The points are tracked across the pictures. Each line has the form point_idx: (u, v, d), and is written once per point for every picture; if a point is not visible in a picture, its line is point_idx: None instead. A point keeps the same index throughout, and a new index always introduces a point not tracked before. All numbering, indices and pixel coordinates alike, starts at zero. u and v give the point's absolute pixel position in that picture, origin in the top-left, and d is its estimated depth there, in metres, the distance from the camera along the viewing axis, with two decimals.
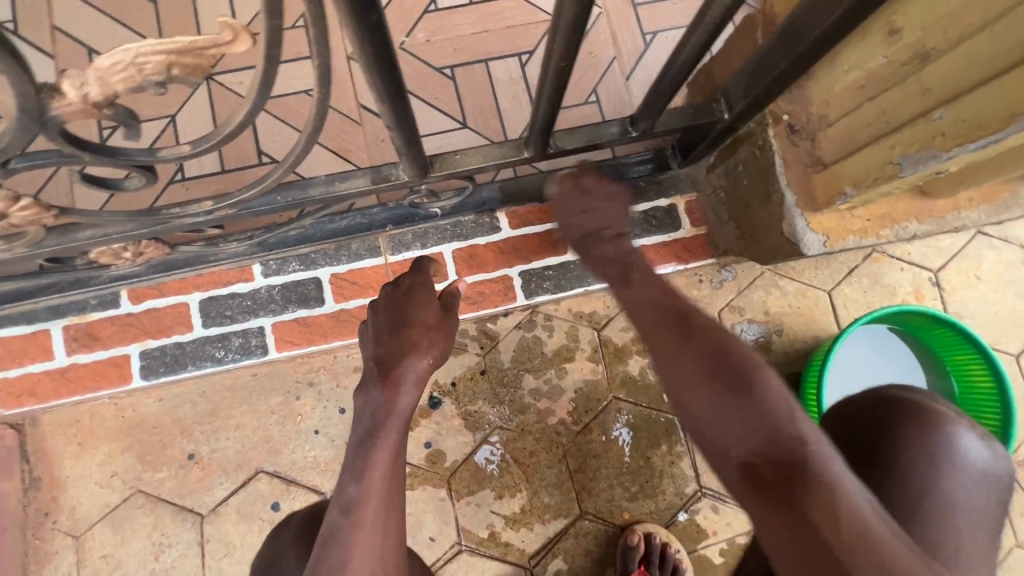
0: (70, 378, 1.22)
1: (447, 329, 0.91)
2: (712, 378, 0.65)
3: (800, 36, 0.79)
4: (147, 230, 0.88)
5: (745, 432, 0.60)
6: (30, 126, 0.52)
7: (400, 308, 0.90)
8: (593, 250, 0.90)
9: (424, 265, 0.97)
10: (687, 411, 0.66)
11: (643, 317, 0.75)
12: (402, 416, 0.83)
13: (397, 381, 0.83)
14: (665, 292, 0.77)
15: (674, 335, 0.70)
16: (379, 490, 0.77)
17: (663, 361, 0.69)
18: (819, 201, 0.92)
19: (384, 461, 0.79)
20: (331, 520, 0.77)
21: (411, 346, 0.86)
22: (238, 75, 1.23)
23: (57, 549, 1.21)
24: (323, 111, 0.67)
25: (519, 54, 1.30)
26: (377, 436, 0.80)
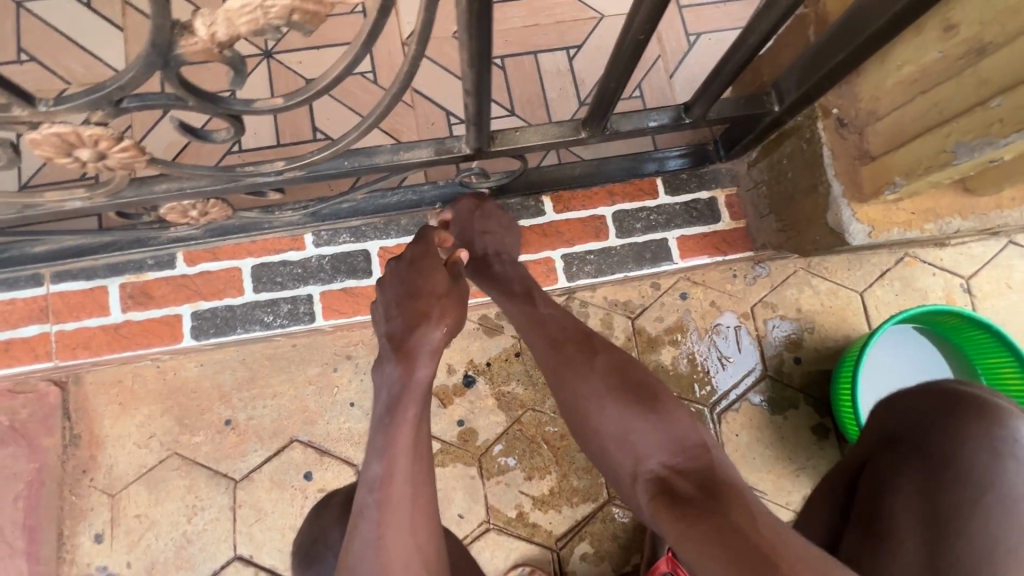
0: (123, 334, 1.24)
1: (459, 295, 0.90)
2: (621, 399, 0.82)
3: (859, 30, 0.82)
4: (218, 188, 0.91)
5: (652, 442, 0.78)
6: (156, 62, 0.56)
7: (410, 281, 0.90)
8: (491, 271, 1.03)
9: (429, 236, 0.96)
10: (588, 425, 0.84)
11: (547, 349, 0.91)
12: (421, 384, 0.82)
13: (413, 353, 0.83)
14: (558, 328, 0.92)
15: (578, 364, 0.87)
16: (403, 465, 0.78)
17: (568, 383, 0.86)
18: (866, 190, 0.95)
19: (404, 437, 0.79)
20: (362, 502, 0.78)
21: (432, 314, 0.85)
22: (296, 55, 1.29)
23: (93, 507, 1.23)
24: (414, 69, 0.69)
25: (567, 48, 1.34)
26: (397, 413, 0.80)
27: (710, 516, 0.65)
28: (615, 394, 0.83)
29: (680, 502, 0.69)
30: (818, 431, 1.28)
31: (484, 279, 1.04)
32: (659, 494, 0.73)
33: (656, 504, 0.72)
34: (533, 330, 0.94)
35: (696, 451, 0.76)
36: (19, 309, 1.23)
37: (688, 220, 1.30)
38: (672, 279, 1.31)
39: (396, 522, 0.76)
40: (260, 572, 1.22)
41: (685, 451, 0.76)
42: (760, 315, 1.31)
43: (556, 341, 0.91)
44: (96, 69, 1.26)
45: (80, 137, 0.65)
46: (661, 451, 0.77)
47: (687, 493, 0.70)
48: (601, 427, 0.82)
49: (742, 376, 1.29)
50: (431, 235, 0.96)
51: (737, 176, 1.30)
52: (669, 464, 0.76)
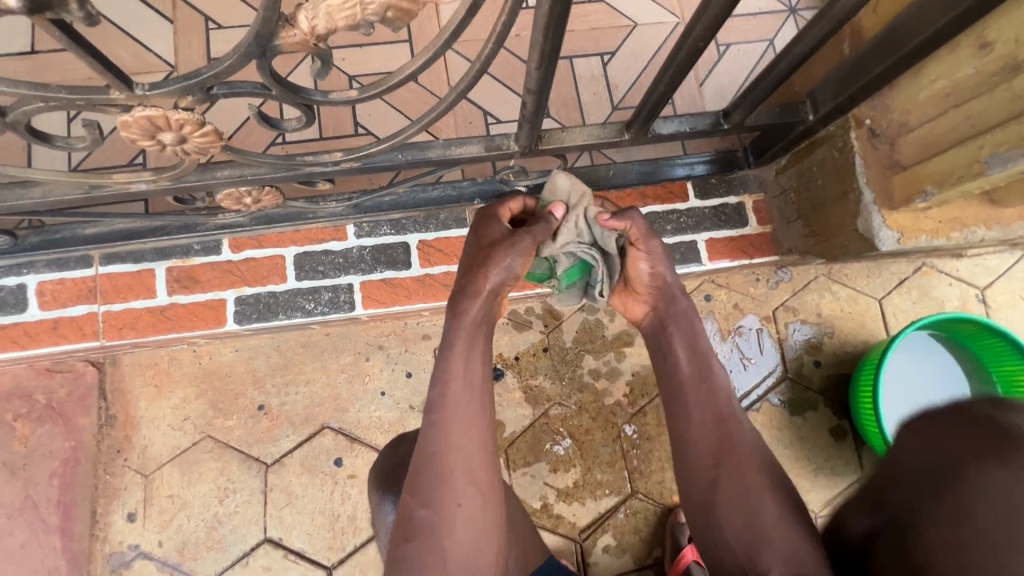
0: (168, 317, 1.27)
1: (515, 242, 0.89)
2: (779, 510, 0.82)
3: (897, 45, 0.86)
4: (276, 175, 0.95)
5: (782, 557, 0.77)
6: (255, 51, 0.60)
7: (474, 236, 0.94)
8: (671, 326, 0.99)
9: (504, 205, 0.97)
10: (729, 513, 0.83)
11: (707, 422, 0.90)
12: (472, 318, 0.87)
13: (460, 297, 0.88)
14: (727, 403, 0.92)
15: (740, 459, 0.86)
16: (456, 391, 0.84)
17: (726, 470, 0.86)
18: (897, 199, 1.00)
19: (457, 371, 0.85)
20: (425, 423, 0.84)
21: (482, 260, 0.88)
22: (341, 52, 1.33)
23: (126, 486, 1.25)
24: (483, 68, 0.74)
25: (601, 54, 1.39)
26: (449, 346, 0.86)
27: None
28: (772, 500, 0.83)
29: None
30: (837, 433, 1.32)
31: (669, 335, 0.98)
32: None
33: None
34: (699, 405, 0.92)
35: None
36: (68, 289, 1.26)
37: (717, 223, 1.34)
38: (697, 280, 1.34)
39: (455, 439, 0.81)
40: (289, 555, 1.24)
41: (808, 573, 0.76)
42: (782, 318, 1.35)
43: (723, 416, 0.90)
44: (147, 59, 1.30)
45: (168, 121, 0.69)
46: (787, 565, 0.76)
47: None
48: (750, 521, 0.82)
49: (763, 377, 1.33)
50: (512, 200, 0.98)
51: (765, 182, 1.35)
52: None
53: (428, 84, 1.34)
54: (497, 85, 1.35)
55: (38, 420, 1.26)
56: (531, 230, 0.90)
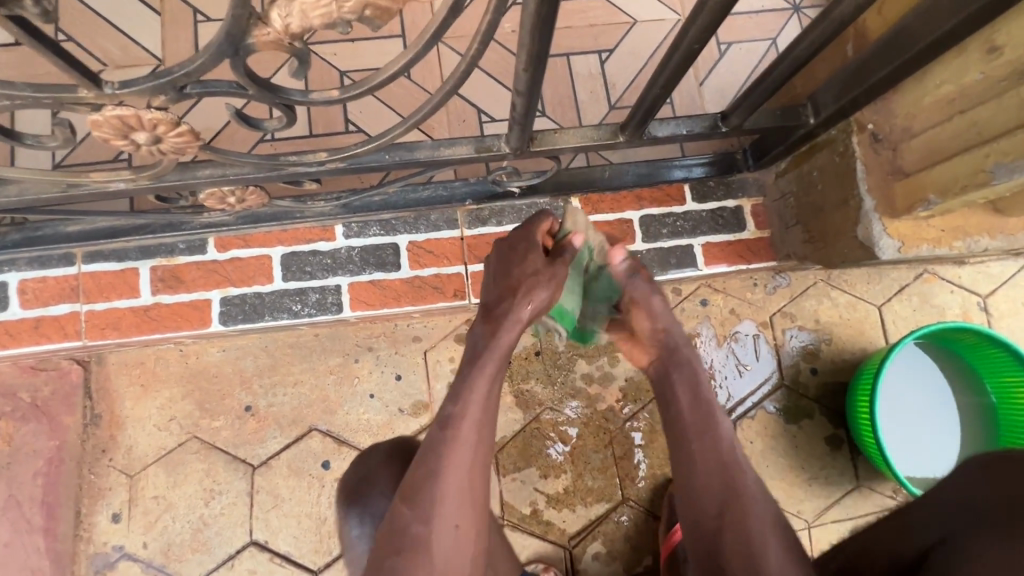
0: (152, 317, 1.25)
1: (554, 276, 0.89)
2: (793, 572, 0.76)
3: (903, 48, 0.83)
4: (259, 175, 0.92)
5: None
6: (227, 49, 0.58)
7: (507, 259, 0.91)
8: (672, 379, 0.95)
9: (539, 222, 0.95)
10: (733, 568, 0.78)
11: (715, 473, 0.86)
12: (503, 346, 0.85)
13: (499, 319, 0.86)
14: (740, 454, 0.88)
15: (746, 510, 0.82)
16: (475, 412, 0.81)
17: (733, 519, 0.81)
18: (898, 208, 0.97)
19: (480, 389, 0.82)
20: (432, 433, 0.81)
21: (523, 288, 0.87)
22: (332, 46, 1.30)
23: (111, 486, 1.23)
24: (471, 67, 0.71)
25: (599, 51, 1.35)
26: (476, 365, 0.84)
27: None
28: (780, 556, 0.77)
29: None
30: (832, 443, 1.30)
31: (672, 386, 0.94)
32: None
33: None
34: (709, 455, 0.87)
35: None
36: (49, 288, 1.23)
37: (714, 227, 1.31)
38: (693, 285, 1.32)
39: (461, 459, 0.79)
40: (275, 558, 1.22)
41: None
42: (779, 324, 1.32)
43: (730, 465, 0.86)
44: (133, 52, 1.27)
45: (141, 120, 0.66)
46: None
47: None
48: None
49: (758, 385, 1.31)
50: (542, 218, 0.95)
51: (764, 186, 1.32)
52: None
53: (420, 80, 1.31)
54: (491, 82, 1.32)
55: (22, 419, 1.24)
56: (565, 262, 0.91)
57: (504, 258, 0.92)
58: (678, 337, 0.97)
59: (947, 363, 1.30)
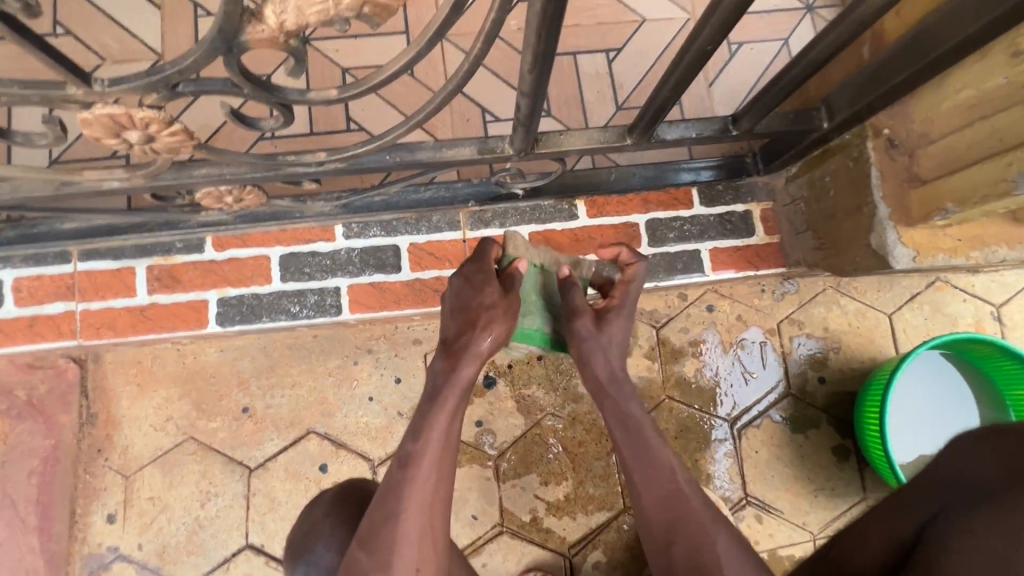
0: (149, 317, 1.23)
1: (510, 307, 0.87)
2: None
3: (923, 51, 0.80)
4: (256, 174, 0.90)
5: None
6: (220, 47, 0.55)
7: (466, 292, 0.89)
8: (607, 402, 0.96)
9: (485, 250, 0.93)
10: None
11: (660, 502, 0.89)
12: (462, 382, 0.85)
13: (458, 353, 0.86)
14: (681, 481, 0.90)
15: (696, 539, 0.85)
16: (434, 449, 0.82)
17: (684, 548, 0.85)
18: (914, 216, 0.94)
19: (439, 424, 0.83)
20: (390, 474, 0.81)
21: (479, 322, 0.86)
22: (334, 43, 1.28)
23: (106, 487, 1.22)
24: (474, 67, 0.69)
25: (607, 50, 1.33)
26: (436, 402, 0.84)
27: None
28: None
29: None
30: (839, 453, 1.27)
31: (609, 409, 0.96)
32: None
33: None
34: (648, 480, 0.90)
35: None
36: (45, 286, 1.22)
37: (722, 232, 1.28)
38: (699, 290, 1.29)
39: (418, 498, 0.79)
40: (271, 562, 1.20)
41: None
42: (786, 332, 1.30)
43: (675, 493, 0.89)
44: (132, 47, 1.25)
45: (132, 119, 0.64)
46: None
47: None
48: None
49: (764, 393, 1.28)
50: (490, 245, 0.93)
51: (774, 190, 1.29)
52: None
53: (424, 79, 1.29)
54: (496, 81, 1.30)
55: (18, 417, 1.23)
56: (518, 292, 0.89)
57: (460, 290, 0.90)
58: (615, 361, 0.96)
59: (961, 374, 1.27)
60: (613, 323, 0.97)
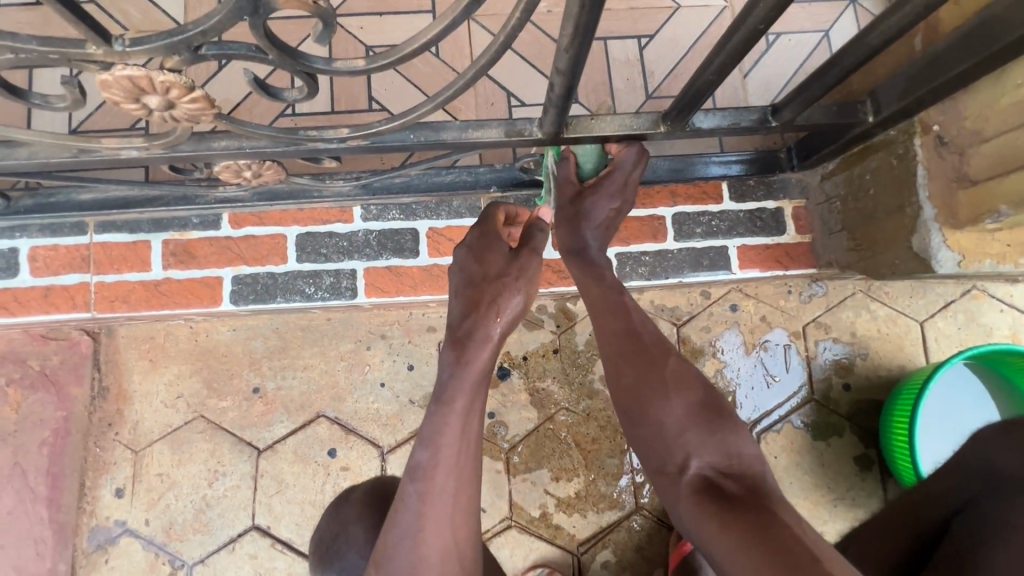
0: (163, 292, 1.22)
1: (521, 269, 0.87)
2: (697, 406, 0.81)
3: (987, 40, 0.75)
4: (277, 149, 0.87)
5: (705, 449, 0.78)
6: (245, 6, 0.53)
7: (472, 265, 0.88)
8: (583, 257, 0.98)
9: (491, 216, 0.94)
10: (642, 418, 0.83)
11: (611, 338, 0.90)
12: (478, 368, 0.81)
13: (467, 339, 0.82)
14: (635, 320, 0.91)
15: (643, 365, 0.86)
16: (448, 458, 0.77)
17: (631, 377, 0.86)
18: (962, 218, 0.89)
19: (453, 428, 0.78)
20: (404, 490, 0.78)
21: (491, 299, 0.84)
22: (358, 20, 1.25)
23: (115, 461, 1.21)
24: (508, 42, 0.65)
25: (639, 37, 1.28)
26: (445, 403, 0.79)
27: (754, 513, 0.67)
28: (684, 397, 0.83)
29: (726, 505, 0.70)
30: (861, 463, 1.23)
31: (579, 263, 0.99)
32: (708, 491, 0.74)
33: (698, 501, 0.74)
34: (600, 319, 0.92)
35: (748, 459, 0.77)
36: (60, 256, 1.21)
37: (751, 229, 1.24)
38: (724, 288, 1.25)
39: (436, 514, 0.76)
40: (276, 544, 1.19)
41: (735, 462, 0.77)
42: (812, 335, 1.25)
43: (630, 331, 0.89)
44: (154, 17, 1.22)
45: (152, 83, 0.62)
46: (722, 459, 0.77)
47: (737, 500, 0.71)
48: (661, 425, 0.81)
49: (787, 397, 1.24)
50: (494, 210, 0.95)
51: (807, 188, 1.24)
52: (716, 467, 0.77)
53: (449, 60, 1.26)
54: (523, 65, 1.26)
55: (30, 387, 1.22)
56: (533, 249, 0.89)
57: (466, 264, 0.89)
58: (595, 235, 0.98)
59: (1000, 395, 1.21)
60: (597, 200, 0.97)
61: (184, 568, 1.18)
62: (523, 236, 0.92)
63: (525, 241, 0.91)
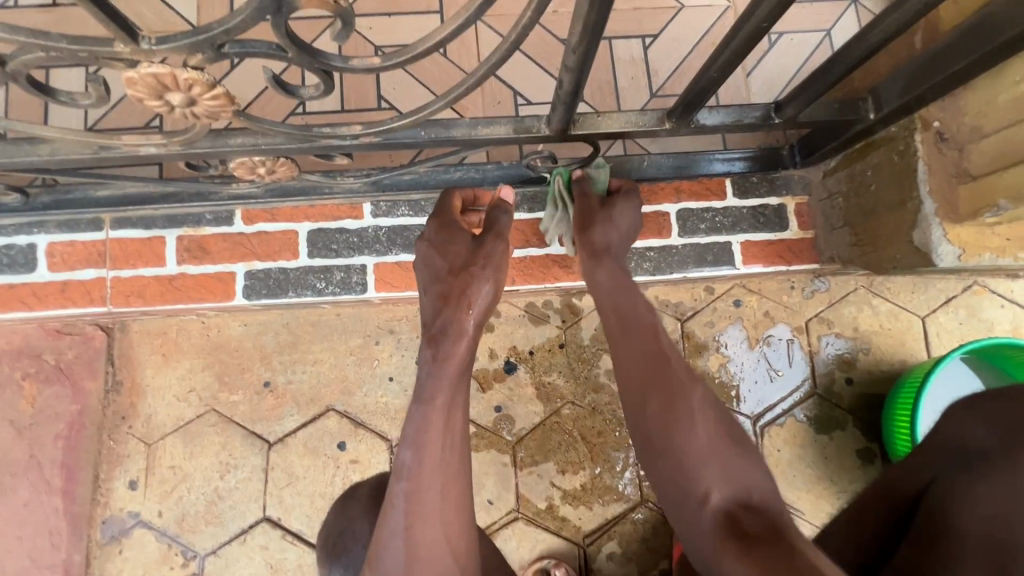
0: (177, 287, 1.24)
1: (486, 254, 0.90)
2: (720, 438, 0.82)
3: (987, 38, 0.76)
4: (290, 146, 0.89)
5: (725, 480, 0.79)
6: (269, 6, 0.55)
7: (438, 255, 0.91)
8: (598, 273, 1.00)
9: (447, 202, 1.00)
10: (662, 442, 0.83)
11: (637, 358, 0.91)
12: (456, 364, 0.82)
13: (440, 337, 0.83)
14: (663, 343, 0.92)
15: (669, 391, 0.86)
16: (434, 455, 0.78)
17: (655, 400, 0.86)
18: (962, 212, 0.91)
19: (436, 424, 0.79)
20: (392, 488, 0.78)
21: (460, 292, 0.86)
22: (368, 20, 1.27)
23: (129, 454, 1.23)
24: (518, 40, 0.66)
25: (644, 36, 1.30)
26: (426, 401, 0.80)
27: (775, 543, 0.67)
28: (707, 429, 0.83)
29: (747, 536, 0.70)
30: (863, 455, 1.24)
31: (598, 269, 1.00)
32: (726, 524, 0.74)
33: (719, 535, 0.73)
34: (622, 340, 0.94)
35: (766, 495, 0.78)
36: (76, 252, 1.23)
37: (754, 225, 1.26)
38: (728, 284, 1.27)
39: (427, 512, 0.76)
40: (287, 536, 1.21)
41: (753, 496, 0.78)
42: (815, 330, 1.27)
43: (656, 355, 0.90)
44: (168, 18, 1.25)
45: (176, 80, 0.64)
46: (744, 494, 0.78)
47: (756, 531, 0.71)
48: (684, 452, 0.81)
49: (790, 391, 1.25)
50: (450, 199, 1.01)
51: (810, 184, 1.26)
52: (737, 501, 0.77)
53: (456, 59, 1.28)
54: (530, 64, 1.28)
55: (46, 381, 1.25)
56: (497, 233, 0.93)
57: (434, 261, 0.91)
58: (615, 239, 1.02)
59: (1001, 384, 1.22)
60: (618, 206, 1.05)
61: (197, 559, 1.20)
62: (486, 222, 0.96)
63: (488, 227, 0.94)
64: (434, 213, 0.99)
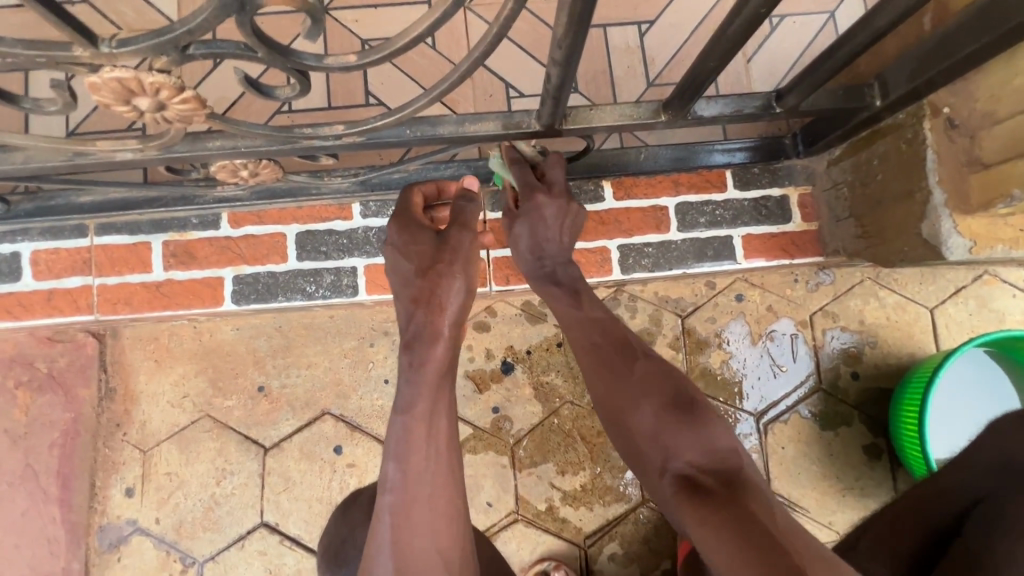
0: (165, 293, 1.22)
1: (452, 248, 0.87)
2: (669, 404, 0.81)
3: (999, 19, 0.72)
4: (272, 148, 0.86)
5: (679, 444, 0.77)
6: (231, 4, 0.52)
7: (406, 258, 0.88)
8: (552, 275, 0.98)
9: (407, 198, 0.96)
10: (620, 422, 0.84)
11: (584, 348, 0.91)
12: (434, 368, 0.80)
13: (415, 342, 0.82)
14: (602, 328, 0.92)
15: (614, 370, 0.87)
16: (419, 465, 0.76)
17: (606, 384, 0.87)
18: (973, 202, 0.87)
19: (418, 434, 0.77)
20: (379, 504, 0.76)
21: (430, 294, 0.83)
22: (353, 13, 1.23)
23: (125, 461, 1.22)
24: (503, 32, 0.63)
25: (639, 23, 1.25)
26: (408, 411, 0.78)
27: (727, 506, 0.66)
28: (655, 396, 0.82)
29: (702, 497, 0.69)
30: (869, 451, 1.22)
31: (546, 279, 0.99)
32: (682, 489, 0.72)
33: (680, 501, 0.72)
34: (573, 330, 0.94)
35: (725, 450, 0.75)
36: (62, 260, 1.21)
37: (756, 218, 1.22)
38: (729, 278, 1.24)
39: (416, 524, 0.73)
40: (285, 541, 1.20)
41: (714, 454, 0.75)
42: (820, 324, 1.23)
43: (597, 342, 0.90)
44: (148, 15, 1.21)
45: (141, 84, 0.61)
46: (699, 454, 0.76)
47: (711, 492, 0.69)
48: (639, 427, 0.81)
49: (794, 387, 1.22)
50: (410, 193, 0.97)
51: (813, 174, 1.22)
52: (694, 460, 0.75)
53: (446, 51, 1.24)
54: (522, 55, 1.24)
55: (39, 389, 1.23)
56: (463, 225, 0.89)
57: (401, 264, 0.89)
58: (549, 236, 0.98)
59: (1008, 377, 1.19)
60: (543, 208, 0.96)
61: (195, 565, 1.19)
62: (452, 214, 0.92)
63: (454, 217, 0.91)
64: (396, 212, 0.95)
